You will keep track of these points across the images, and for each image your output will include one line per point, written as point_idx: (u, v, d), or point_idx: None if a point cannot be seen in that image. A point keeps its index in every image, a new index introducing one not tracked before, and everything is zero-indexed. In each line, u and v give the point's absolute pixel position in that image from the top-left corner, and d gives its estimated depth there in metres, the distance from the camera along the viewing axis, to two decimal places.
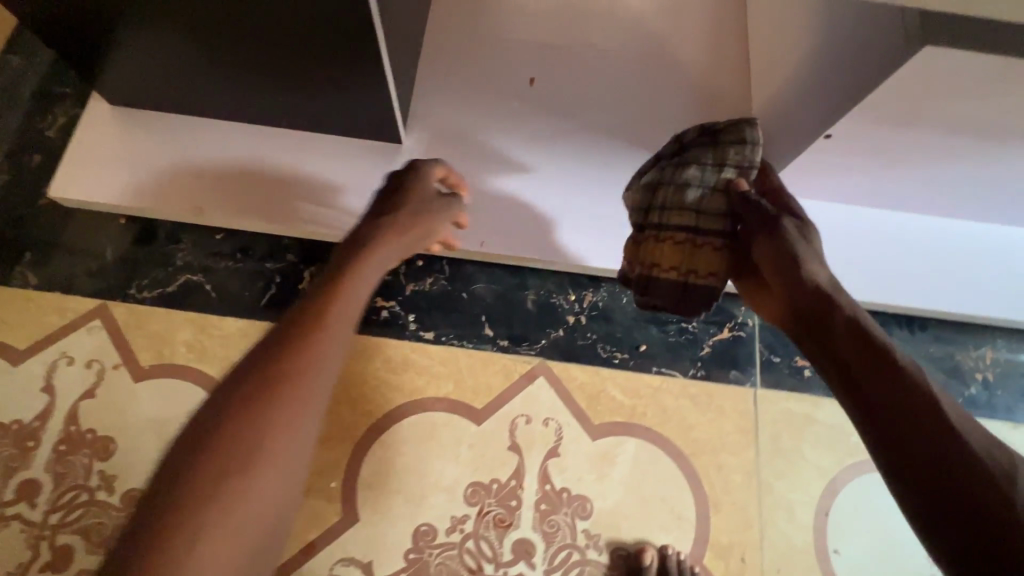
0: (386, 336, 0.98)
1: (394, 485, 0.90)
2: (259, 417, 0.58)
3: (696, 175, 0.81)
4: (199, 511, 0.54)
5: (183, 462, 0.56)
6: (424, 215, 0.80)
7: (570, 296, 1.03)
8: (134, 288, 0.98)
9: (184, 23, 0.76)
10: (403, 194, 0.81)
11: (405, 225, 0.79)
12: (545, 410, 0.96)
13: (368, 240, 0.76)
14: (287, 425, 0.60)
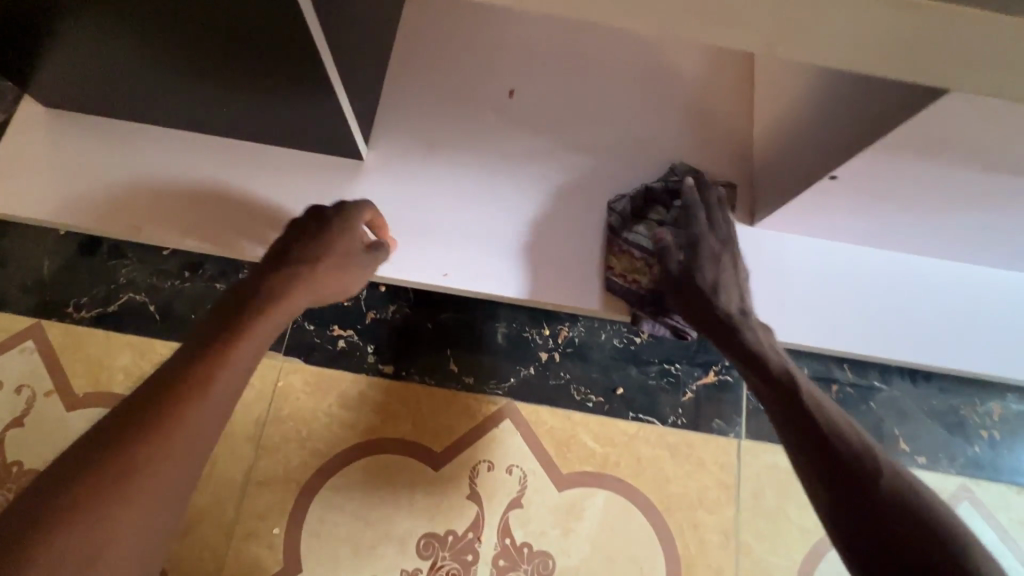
0: (342, 368, 0.91)
1: (343, 533, 0.85)
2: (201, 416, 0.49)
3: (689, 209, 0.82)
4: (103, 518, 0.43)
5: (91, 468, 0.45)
6: (344, 264, 0.66)
7: (544, 331, 0.94)
8: (72, 306, 0.91)
9: (107, 28, 0.67)
10: (330, 231, 0.67)
11: (330, 271, 0.65)
12: (509, 456, 0.89)
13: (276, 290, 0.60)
14: (197, 455, 0.48)
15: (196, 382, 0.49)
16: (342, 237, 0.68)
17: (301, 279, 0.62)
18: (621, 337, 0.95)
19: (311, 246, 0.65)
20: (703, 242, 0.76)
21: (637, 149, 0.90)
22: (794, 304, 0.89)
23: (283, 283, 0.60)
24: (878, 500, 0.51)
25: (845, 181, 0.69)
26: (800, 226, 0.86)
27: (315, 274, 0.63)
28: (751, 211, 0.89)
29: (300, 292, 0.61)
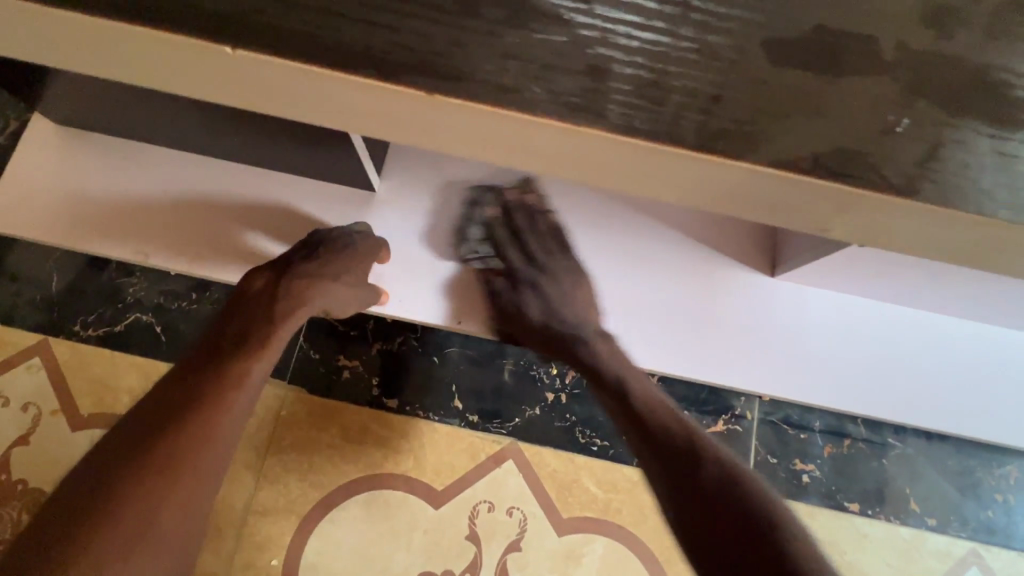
0: (345, 400, 0.90)
1: (340, 567, 0.85)
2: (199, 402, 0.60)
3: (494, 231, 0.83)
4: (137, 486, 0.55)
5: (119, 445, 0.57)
6: (331, 262, 0.75)
7: (552, 370, 0.92)
8: (79, 324, 0.90)
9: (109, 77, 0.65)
10: (338, 242, 0.77)
11: (334, 279, 0.75)
12: (511, 497, 0.88)
13: (284, 285, 0.72)
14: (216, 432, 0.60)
15: (207, 375, 0.63)
16: (348, 250, 0.76)
17: (316, 285, 0.74)
18: None
19: (317, 257, 0.75)
20: (526, 278, 0.80)
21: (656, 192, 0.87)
22: (812, 361, 0.86)
23: (299, 285, 0.73)
24: (723, 544, 0.51)
25: (874, 249, 0.67)
26: (822, 282, 0.84)
27: (321, 281, 0.74)
28: (773, 263, 0.87)
29: (312, 295, 0.73)
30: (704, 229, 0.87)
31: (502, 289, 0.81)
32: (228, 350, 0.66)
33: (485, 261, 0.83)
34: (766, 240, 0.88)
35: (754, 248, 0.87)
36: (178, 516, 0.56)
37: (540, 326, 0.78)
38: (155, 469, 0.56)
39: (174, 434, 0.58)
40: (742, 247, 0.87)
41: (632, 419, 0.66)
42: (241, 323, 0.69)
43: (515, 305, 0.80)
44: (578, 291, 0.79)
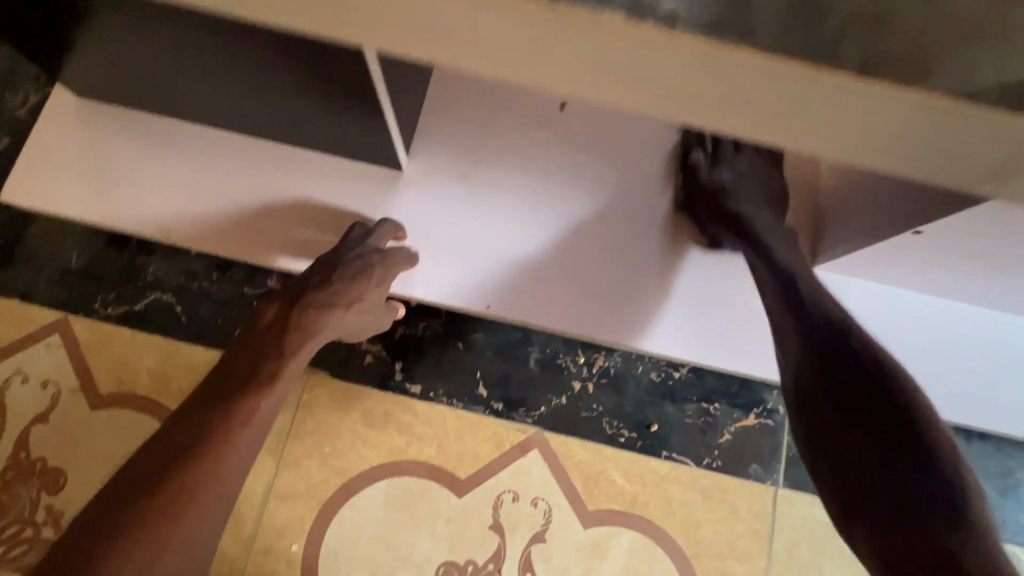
0: (367, 385, 0.88)
1: (361, 554, 0.83)
2: (206, 436, 0.60)
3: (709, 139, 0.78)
4: (141, 526, 0.53)
5: (126, 484, 0.56)
6: (345, 288, 0.72)
7: (578, 359, 0.90)
8: (99, 302, 0.89)
9: (142, 32, 0.63)
10: (354, 266, 0.73)
11: (346, 308, 0.72)
12: (535, 488, 0.86)
13: (297, 315, 0.70)
14: (222, 465, 0.59)
15: (218, 410, 0.62)
16: (363, 275, 0.73)
17: (326, 314, 0.71)
18: (660, 370, 0.90)
19: (332, 283, 0.72)
20: (735, 166, 0.75)
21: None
22: None
23: (311, 315, 0.70)
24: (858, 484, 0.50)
25: (930, 236, 0.62)
26: (867, 272, 0.79)
27: (334, 308, 0.72)
28: (814, 251, 0.81)
29: (322, 323, 0.71)
30: None
31: (699, 163, 0.77)
32: (239, 385, 0.64)
33: (702, 143, 0.79)
34: (810, 226, 0.81)
35: (794, 239, 0.81)
36: (185, 557, 0.55)
37: (718, 198, 0.74)
38: (160, 505, 0.55)
39: (182, 471, 0.57)
40: None
41: (801, 309, 0.63)
42: (251, 356, 0.67)
43: (710, 185, 0.76)
44: (762, 181, 0.75)
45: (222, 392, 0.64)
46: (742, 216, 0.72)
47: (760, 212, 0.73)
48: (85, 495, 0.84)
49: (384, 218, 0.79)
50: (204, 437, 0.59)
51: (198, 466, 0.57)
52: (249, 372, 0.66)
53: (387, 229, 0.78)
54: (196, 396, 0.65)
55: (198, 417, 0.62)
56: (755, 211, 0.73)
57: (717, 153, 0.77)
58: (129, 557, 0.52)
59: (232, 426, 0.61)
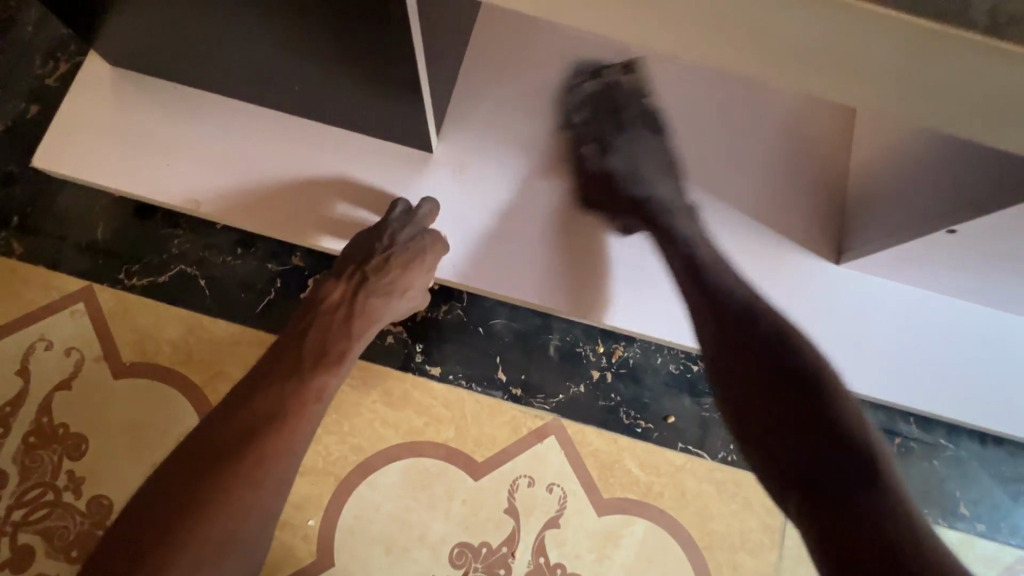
0: (388, 365, 0.89)
1: (377, 531, 0.84)
2: (278, 413, 0.63)
3: (574, 91, 0.83)
4: (223, 493, 0.58)
5: (206, 450, 0.61)
6: (400, 275, 0.75)
7: (598, 348, 0.90)
8: (123, 273, 0.89)
9: None
10: (409, 252, 0.75)
11: (402, 296, 0.76)
12: (551, 474, 0.86)
13: (358, 305, 0.73)
14: (292, 442, 0.63)
15: (288, 389, 0.65)
16: (416, 261, 0.75)
17: (385, 300, 0.75)
18: (678, 363, 0.90)
19: (389, 270, 0.75)
20: (623, 148, 0.80)
21: (635, 107, 0.82)
22: (876, 356, 0.80)
23: (372, 305, 0.74)
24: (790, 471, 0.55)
25: (964, 236, 0.62)
26: (895, 270, 0.78)
27: (392, 299, 0.75)
28: (839, 250, 0.81)
29: (381, 311, 0.74)
30: (769, 209, 0.82)
31: (590, 155, 0.81)
32: (304, 367, 0.67)
33: (586, 131, 0.82)
34: (831, 222, 0.81)
35: (820, 234, 0.81)
36: (259, 522, 0.60)
37: (609, 182, 0.80)
38: (236, 474, 0.59)
39: (258, 450, 0.61)
40: (807, 229, 0.81)
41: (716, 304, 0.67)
42: (318, 337, 0.70)
43: (603, 169, 0.81)
44: (660, 158, 0.81)
45: (289, 370, 0.67)
46: (637, 196, 0.78)
47: (665, 194, 0.78)
48: (105, 461, 0.84)
49: (426, 198, 0.78)
50: (275, 415, 0.63)
51: (272, 442, 0.61)
52: (313, 353, 0.69)
53: (426, 209, 0.77)
54: (264, 372, 0.67)
55: (269, 394, 0.65)
56: (656, 187, 0.78)
57: (591, 162, 0.81)
58: (211, 516, 0.57)
59: (301, 403, 0.65)
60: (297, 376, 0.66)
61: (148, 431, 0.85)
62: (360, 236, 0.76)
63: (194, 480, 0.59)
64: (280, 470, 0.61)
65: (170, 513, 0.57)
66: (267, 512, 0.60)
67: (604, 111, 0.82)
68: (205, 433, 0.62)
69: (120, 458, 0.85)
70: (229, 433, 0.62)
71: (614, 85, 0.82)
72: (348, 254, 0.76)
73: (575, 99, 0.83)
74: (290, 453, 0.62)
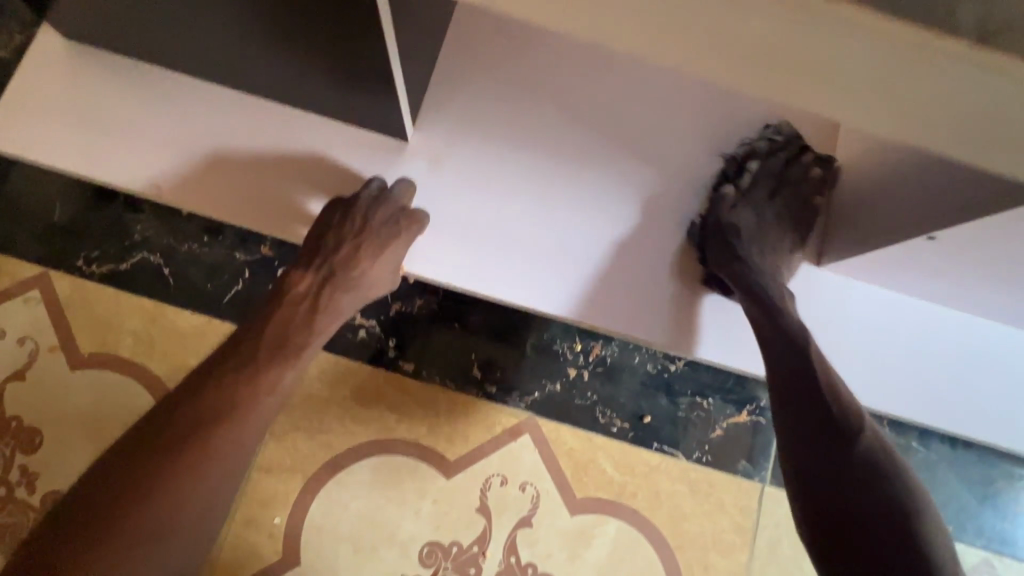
0: (360, 360, 0.86)
1: (345, 529, 0.83)
2: (230, 403, 0.60)
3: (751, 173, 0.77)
4: (163, 481, 0.54)
5: (152, 435, 0.57)
6: (372, 262, 0.72)
7: (575, 346, 0.89)
8: (81, 259, 0.85)
9: None
10: (381, 238, 0.72)
11: (369, 288, 0.72)
12: (524, 473, 0.85)
13: (327, 294, 0.69)
14: (243, 432, 0.59)
15: (243, 375, 0.62)
16: (388, 246, 0.72)
17: (356, 287, 0.71)
18: (656, 362, 0.89)
19: (359, 257, 0.71)
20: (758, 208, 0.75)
21: (803, 193, 0.76)
22: (850, 359, 0.80)
23: (342, 294, 0.70)
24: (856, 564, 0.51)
25: (943, 242, 0.61)
26: (873, 274, 0.77)
27: (363, 288, 0.72)
28: (819, 252, 0.80)
29: (351, 302, 0.71)
30: None
31: (726, 196, 0.75)
32: (262, 355, 0.64)
33: (734, 181, 0.77)
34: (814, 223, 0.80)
35: None
36: (203, 515, 0.56)
37: (728, 233, 0.73)
38: (179, 463, 0.55)
39: (206, 442, 0.57)
40: None
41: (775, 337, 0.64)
42: (279, 325, 0.66)
43: (729, 221, 0.74)
44: (776, 233, 0.75)
45: (246, 357, 0.63)
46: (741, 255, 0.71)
47: (767, 268, 0.71)
48: (60, 456, 0.81)
49: (400, 178, 0.76)
50: (227, 404, 0.59)
51: (220, 432, 0.58)
52: (272, 340, 0.65)
53: (400, 193, 0.74)
54: (221, 357, 0.64)
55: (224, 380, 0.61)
56: (761, 259, 0.72)
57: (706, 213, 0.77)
58: (148, 507, 0.53)
59: (255, 392, 0.61)
60: (252, 363, 0.62)
61: (107, 426, 0.82)
62: (329, 217, 0.73)
63: (132, 470, 0.55)
64: (227, 461, 0.58)
65: (105, 501, 0.53)
66: (210, 505, 0.56)
67: (769, 166, 0.77)
68: (153, 418, 0.59)
69: (76, 454, 0.81)
70: (177, 420, 0.58)
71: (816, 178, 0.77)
72: (315, 236, 0.72)
73: (746, 174, 0.77)
74: (239, 445, 0.59)
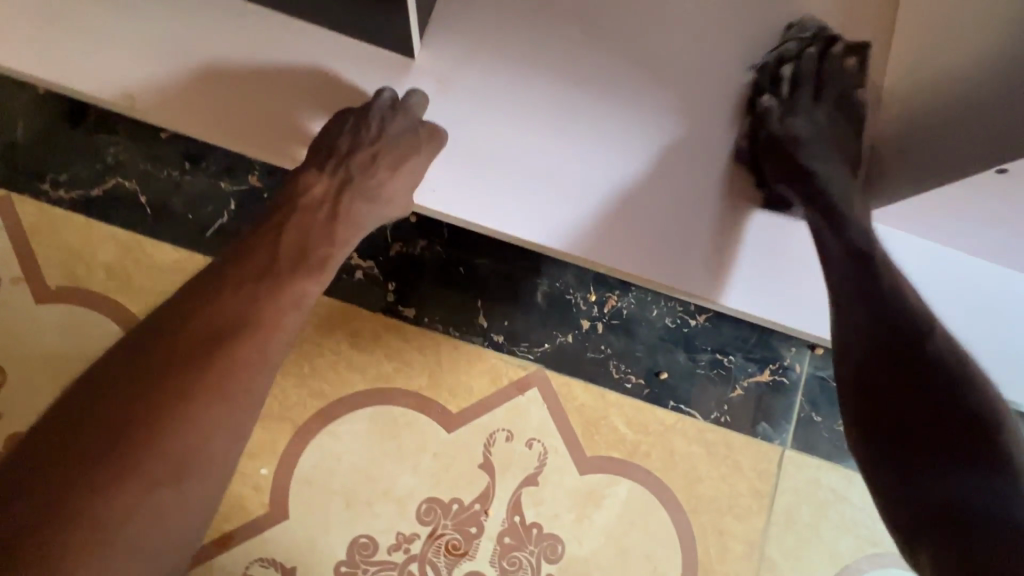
0: (356, 303, 0.79)
1: (337, 484, 0.77)
2: (246, 315, 0.50)
3: (786, 75, 0.68)
4: (173, 405, 0.44)
5: (151, 351, 0.46)
6: (392, 173, 0.65)
7: (589, 297, 0.82)
8: (48, 182, 0.77)
9: None
10: (399, 150, 0.65)
11: (389, 204, 0.65)
12: (531, 428, 0.80)
13: (343, 201, 0.61)
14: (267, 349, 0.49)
15: (260, 287, 0.52)
16: (407, 156, 0.65)
17: (372, 205, 0.64)
18: (675, 316, 0.83)
19: (377, 167, 0.64)
20: (808, 110, 0.66)
21: (840, 84, 0.68)
22: None
23: (358, 205, 0.62)
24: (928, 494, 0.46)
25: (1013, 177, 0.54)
26: (925, 225, 0.69)
27: (379, 205, 0.64)
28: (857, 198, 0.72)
29: (366, 219, 0.63)
30: None
31: (771, 110, 0.67)
32: (281, 265, 0.54)
33: (769, 90, 0.69)
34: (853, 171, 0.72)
35: None
36: (226, 446, 0.46)
37: (786, 144, 0.64)
38: (194, 384, 0.45)
39: (226, 359, 0.47)
40: None
41: (879, 303, 0.54)
42: (295, 237, 0.57)
43: (780, 132, 0.66)
44: (837, 135, 0.66)
45: (262, 266, 0.53)
46: (801, 165, 0.63)
47: (837, 177, 0.63)
48: (26, 398, 0.75)
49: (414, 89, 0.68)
50: (241, 316, 0.50)
51: (238, 347, 0.48)
52: (294, 251, 0.55)
53: (416, 103, 0.67)
54: (227, 269, 0.53)
55: (237, 292, 0.51)
56: (825, 166, 0.63)
57: (755, 132, 0.68)
58: (158, 435, 0.43)
59: (276, 305, 0.51)
60: (271, 271, 0.53)
61: (77, 366, 0.75)
62: (340, 124, 0.65)
63: (134, 394, 0.44)
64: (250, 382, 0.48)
65: (99, 429, 0.43)
66: (232, 434, 0.46)
67: (802, 63, 0.68)
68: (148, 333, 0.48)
69: (43, 396, 0.75)
70: (181, 334, 0.47)
71: (849, 68, 0.68)
72: (325, 141, 0.65)
73: (782, 78, 0.68)
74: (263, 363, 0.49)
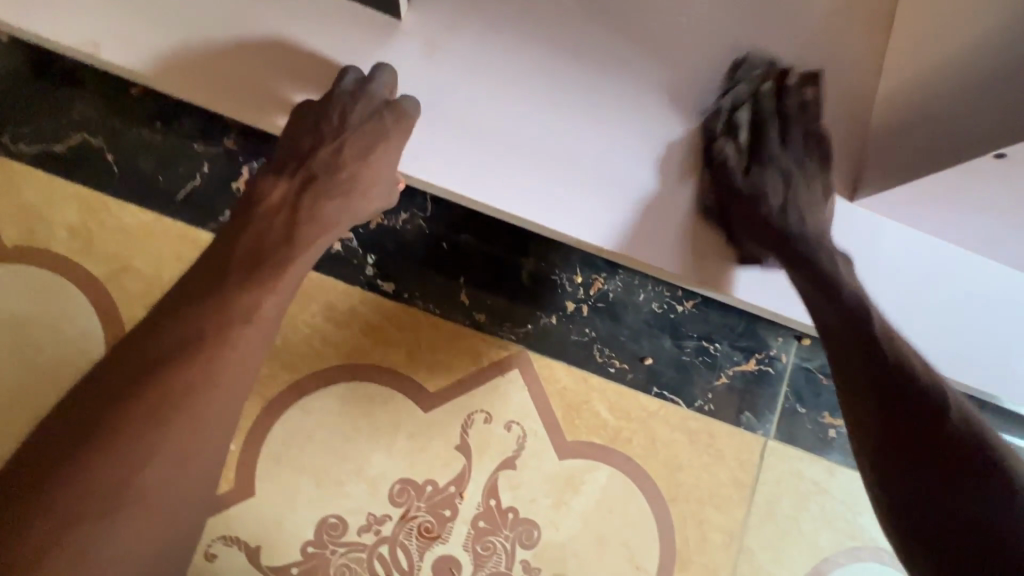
0: (333, 275, 0.76)
1: (307, 461, 0.74)
2: (197, 328, 0.45)
3: (743, 122, 0.65)
4: (117, 433, 0.40)
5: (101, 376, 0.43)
6: (361, 162, 0.61)
7: (576, 278, 0.80)
8: (9, 136, 0.73)
9: None
10: (366, 138, 0.61)
11: (363, 196, 0.61)
12: (510, 411, 0.77)
13: (307, 204, 0.57)
14: (224, 364, 0.44)
15: (213, 299, 0.47)
16: (376, 142, 0.61)
17: (342, 203, 0.59)
18: (662, 301, 0.81)
19: (343, 160, 0.61)
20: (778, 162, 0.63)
21: (803, 120, 0.64)
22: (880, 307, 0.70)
23: (325, 203, 0.58)
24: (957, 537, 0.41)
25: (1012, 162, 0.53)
26: (919, 214, 0.68)
27: (349, 199, 0.60)
28: (853, 184, 0.70)
29: (337, 215, 0.58)
30: None
31: (733, 165, 0.65)
32: (232, 276, 0.49)
33: (728, 137, 0.66)
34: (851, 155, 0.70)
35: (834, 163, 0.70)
36: (179, 475, 0.41)
37: (755, 204, 0.63)
38: (141, 407, 0.41)
39: (178, 379, 0.43)
40: None
41: (867, 349, 0.52)
42: (250, 244, 0.52)
43: (752, 189, 0.63)
44: (810, 181, 0.63)
45: (220, 275, 0.49)
46: (777, 229, 0.61)
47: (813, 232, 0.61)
48: None
49: (379, 65, 0.64)
50: (194, 329, 0.45)
51: (190, 366, 0.43)
52: (258, 259, 0.51)
53: (382, 85, 0.63)
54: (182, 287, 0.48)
55: (192, 305, 0.46)
56: (802, 222, 0.62)
57: (720, 191, 0.66)
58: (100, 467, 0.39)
59: (234, 315, 0.46)
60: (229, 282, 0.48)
61: (34, 330, 0.72)
62: (301, 120, 0.62)
63: (77, 427, 0.40)
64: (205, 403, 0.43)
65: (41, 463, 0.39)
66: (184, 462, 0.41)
67: (761, 108, 0.65)
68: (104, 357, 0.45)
69: None
70: (132, 355, 0.43)
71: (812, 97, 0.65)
72: (290, 141, 0.62)
73: (740, 126, 0.65)
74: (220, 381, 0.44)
